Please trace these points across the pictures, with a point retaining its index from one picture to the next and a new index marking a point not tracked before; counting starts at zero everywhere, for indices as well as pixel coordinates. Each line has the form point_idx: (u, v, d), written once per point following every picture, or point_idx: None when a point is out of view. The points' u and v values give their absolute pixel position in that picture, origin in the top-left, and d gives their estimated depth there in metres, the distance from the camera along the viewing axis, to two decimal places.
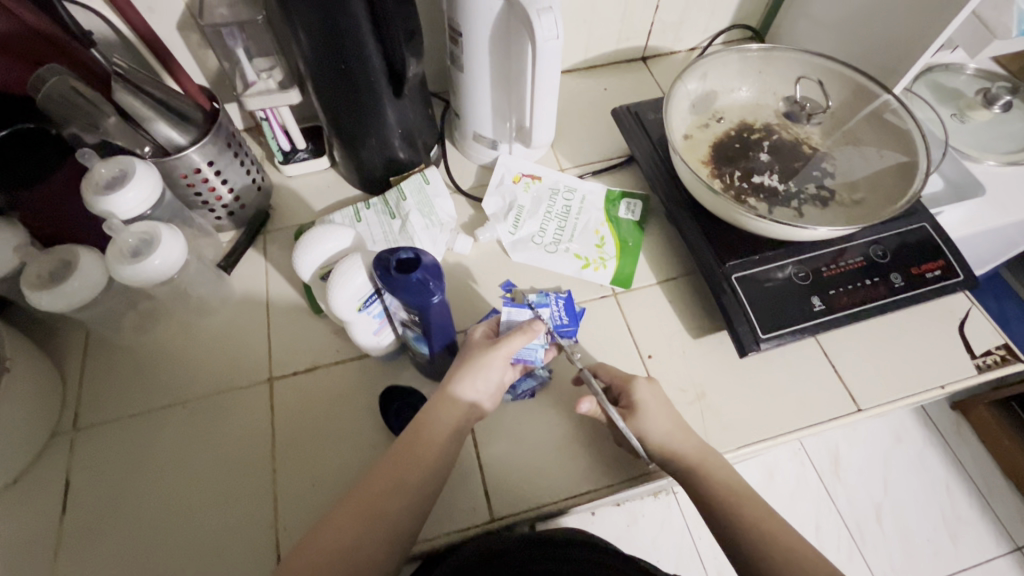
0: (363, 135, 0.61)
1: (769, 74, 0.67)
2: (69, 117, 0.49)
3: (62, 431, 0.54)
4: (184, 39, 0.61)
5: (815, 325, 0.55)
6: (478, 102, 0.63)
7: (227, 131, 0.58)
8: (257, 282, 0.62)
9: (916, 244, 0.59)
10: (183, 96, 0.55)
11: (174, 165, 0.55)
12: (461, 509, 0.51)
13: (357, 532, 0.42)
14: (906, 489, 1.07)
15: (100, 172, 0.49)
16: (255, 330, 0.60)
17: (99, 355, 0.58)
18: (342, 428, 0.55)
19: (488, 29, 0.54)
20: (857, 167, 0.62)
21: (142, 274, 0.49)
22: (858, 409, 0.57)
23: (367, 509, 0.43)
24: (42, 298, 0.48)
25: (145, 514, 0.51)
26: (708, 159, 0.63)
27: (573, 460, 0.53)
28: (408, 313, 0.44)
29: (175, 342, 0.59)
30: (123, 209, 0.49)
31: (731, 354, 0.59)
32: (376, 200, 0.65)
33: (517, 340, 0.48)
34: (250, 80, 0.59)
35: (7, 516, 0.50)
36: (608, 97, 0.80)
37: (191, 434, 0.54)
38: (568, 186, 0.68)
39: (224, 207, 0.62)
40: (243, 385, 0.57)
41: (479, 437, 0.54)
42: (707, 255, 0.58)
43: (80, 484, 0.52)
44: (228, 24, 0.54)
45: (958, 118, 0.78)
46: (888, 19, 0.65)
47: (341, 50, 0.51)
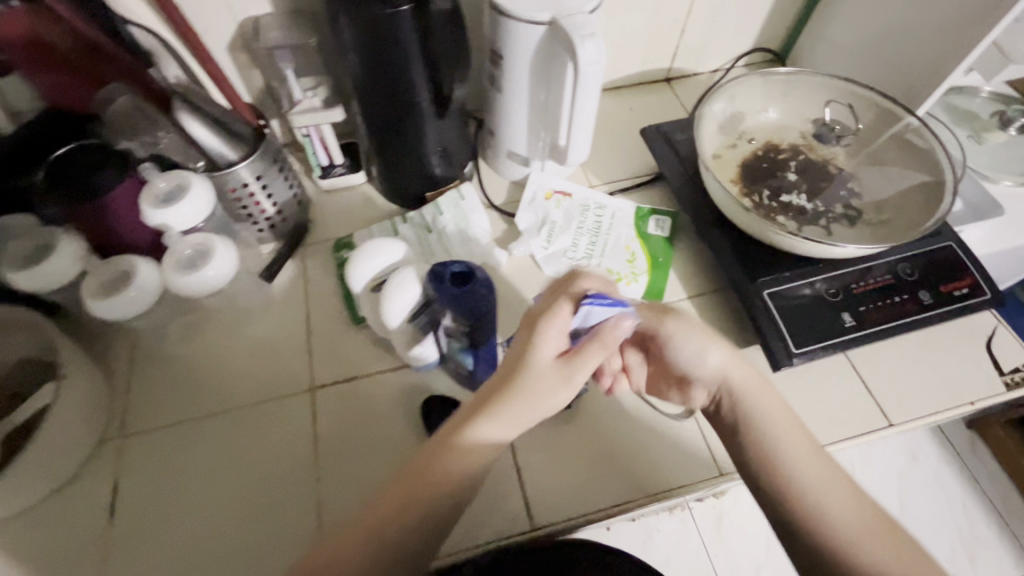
0: (403, 153, 0.63)
1: (795, 97, 0.69)
2: (130, 129, 0.53)
3: (109, 438, 0.55)
4: (233, 59, 0.63)
5: (846, 342, 0.56)
6: (515, 121, 0.65)
7: (273, 148, 0.60)
8: (297, 292, 0.64)
9: (943, 263, 0.60)
10: (235, 115, 0.56)
11: (224, 180, 0.57)
12: (501, 518, 0.53)
13: (388, 529, 0.39)
14: (921, 506, 1.05)
15: (159, 184, 0.52)
16: (295, 340, 0.61)
17: (144, 364, 0.59)
18: (382, 438, 0.56)
19: (529, 52, 0.56)
20: (883, 188, 0.63)
21: (198, 284, 0.51)
22: (890, 424, 0.58)
23: (404, 509, 0.40)
24: (102, 307, 0.49)
25: (190, 520, 0.52)
26: (737, 178, 0.65)
27: (609, 471, 0.55)
28: (458, 324, 0.46)
29: (218, 351, 0.60)
30: (179, 221, 0.51)
31: (763, 368, 0.60)
32: (413, 214, 0.67)
33: (592, 353, 0.43)
34: (296, 99, 0.62)
35: (57, 522, 0.51)
36: (634, 116, 0.82)
37: (236, 440, 0.55)
38: (598, 204, 0.70)
39: (267, 220, 0.64)
40: (285, 394, 0.58)
41: (517, 446, 0.56)
42: (739, 272, 0.60)
43: (127, 491, 0.53)
44: (282, 46, 0.59)
45: (974, 139, 0.79)
46: (909, 45, 0.67)
47: (390, 72, 0.53)
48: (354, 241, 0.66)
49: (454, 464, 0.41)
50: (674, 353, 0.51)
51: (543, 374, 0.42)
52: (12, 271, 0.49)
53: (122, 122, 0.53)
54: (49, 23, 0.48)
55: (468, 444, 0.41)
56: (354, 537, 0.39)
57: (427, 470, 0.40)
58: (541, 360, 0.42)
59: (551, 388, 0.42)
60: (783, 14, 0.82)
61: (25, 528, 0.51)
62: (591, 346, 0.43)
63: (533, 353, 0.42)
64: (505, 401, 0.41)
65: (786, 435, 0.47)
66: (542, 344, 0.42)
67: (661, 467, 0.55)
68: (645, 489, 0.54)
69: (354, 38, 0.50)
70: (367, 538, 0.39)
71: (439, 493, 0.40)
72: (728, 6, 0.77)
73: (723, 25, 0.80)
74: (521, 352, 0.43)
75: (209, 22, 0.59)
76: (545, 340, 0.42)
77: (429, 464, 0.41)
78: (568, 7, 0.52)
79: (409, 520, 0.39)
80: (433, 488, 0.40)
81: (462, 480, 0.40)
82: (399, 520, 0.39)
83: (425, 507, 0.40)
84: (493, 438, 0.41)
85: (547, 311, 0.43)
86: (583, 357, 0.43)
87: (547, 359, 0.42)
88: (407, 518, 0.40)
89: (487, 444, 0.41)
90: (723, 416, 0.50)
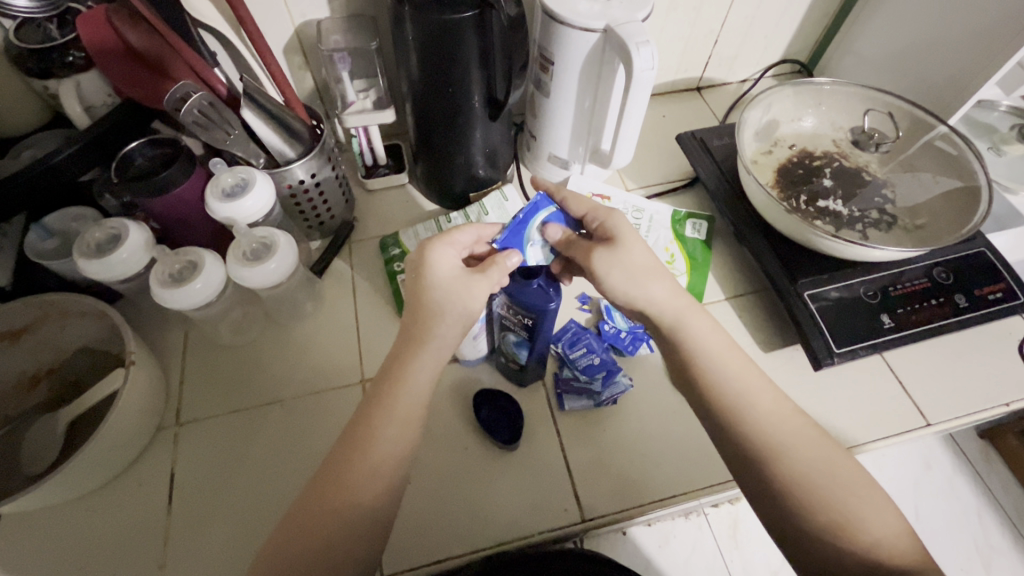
0: (451, 153, 0.64)
1: (828, 106, 0.71)
2: (199, 127, 0.51)
3: (165, 426, 0.56)
4: (288, 61, 0.66)
5: (886, 342, 0.58)
6: (559, 126, 0.67)
7: (328, 146, 0.61)
8: (346, 289, 0.66)
9: (977, 268, 0.62)
10: (292, 113, 0.58)
11: (281, 177, 0.58)
12: (554, 510, 0.53)
13: (352, 493, 0.39)
14: (935, 515, 0.94)
15: (225, 179, 0.53)
16: (345, 335, 0.63)
17: (198, 354, 0.61)
18: (431, 429, 0.57)
19: (581, 58, 0.58)
20: (917, 194, 0.65)
21: (260, 275, 0.51)
22: (927, 423, 0.59)
23: (346, 472, 0.40)
24: (169, 297, 0.49)
25: (246, 506, 0.53)
26: (775, 183, 0.67)
27: (656, 466, 0.56)
28: (519, 315, 0.50)
29: (272, 343, 0.62)
30: (245, 214, 0.53)
31: (801, 367, 0.62)
32: (456, 214, 0.69)
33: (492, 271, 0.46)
34: (349, 100, 0.63)
35: (116, 506, 0.52)
36: (667, 123, 0.84)
37: (290, 428, 0.57)
38: (636, 207, 0.71)
39: (318, 217, 0.66)
40: (338, 385, 0.59)
41: (567, 440, 0.57)
42: (779, 274, 0.61)
43: (184, 477, 0.54)
44: (340, 49, 0.61)
45: (994, 151, 0.82)
46: (936, 57, 0.69)
47: (448, 75, 0.54)
48: (401, 240, 0.68)
49: (384, 417, 0.41)
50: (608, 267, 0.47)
51: (437, 311, 0.44)
52: (81, 258, 0.50)
53: (194, 123, 0.50)
54: (132, 25, 0.50)
55: (386, 396, 0.42)
56: (314, 510, 0.39)
57: (362, 431, 0.41)
58: (431, 299, 0.45)
59: (449, 322, 0.44)
60: (811, 27, 0.84)
61: (85, 512, 0.52)
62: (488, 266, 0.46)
63: (429, 295, 0.45)
64: (416, 347, 0.44)
65: (756, 384, 0.43)
66: (431, 280, 0.45)
67: (707, 462, 0.56)
68: (691, 482, 0.55)
69: (414, 41, 0.52)
70: (322, 502, 0.39)
71: (381, 453, 0.40)
72: (760, 19, 0.80)
73: (753, 37, 0.83)
74: (418, 296, 0.45)
75: (269, 25, 0.61)
76: (431, 280, 0.45)
77: (359, 423, 0.42)
78: (620, 15, 0.54)
79: (360, 483, 0.39)
80: (372, 445, 0.40)
81: (397, 431, 0.41)
82: (354, 487, 0.39)
83: (374, 467, 0.40)
84: (416, 387, 0.43)
85: (419, 258, 0.46)
86: (475, 283, 0.45)
87: (436, 296, 0.45)
88: (359, 480, 0.40)
89: (410, 391, 0.42)
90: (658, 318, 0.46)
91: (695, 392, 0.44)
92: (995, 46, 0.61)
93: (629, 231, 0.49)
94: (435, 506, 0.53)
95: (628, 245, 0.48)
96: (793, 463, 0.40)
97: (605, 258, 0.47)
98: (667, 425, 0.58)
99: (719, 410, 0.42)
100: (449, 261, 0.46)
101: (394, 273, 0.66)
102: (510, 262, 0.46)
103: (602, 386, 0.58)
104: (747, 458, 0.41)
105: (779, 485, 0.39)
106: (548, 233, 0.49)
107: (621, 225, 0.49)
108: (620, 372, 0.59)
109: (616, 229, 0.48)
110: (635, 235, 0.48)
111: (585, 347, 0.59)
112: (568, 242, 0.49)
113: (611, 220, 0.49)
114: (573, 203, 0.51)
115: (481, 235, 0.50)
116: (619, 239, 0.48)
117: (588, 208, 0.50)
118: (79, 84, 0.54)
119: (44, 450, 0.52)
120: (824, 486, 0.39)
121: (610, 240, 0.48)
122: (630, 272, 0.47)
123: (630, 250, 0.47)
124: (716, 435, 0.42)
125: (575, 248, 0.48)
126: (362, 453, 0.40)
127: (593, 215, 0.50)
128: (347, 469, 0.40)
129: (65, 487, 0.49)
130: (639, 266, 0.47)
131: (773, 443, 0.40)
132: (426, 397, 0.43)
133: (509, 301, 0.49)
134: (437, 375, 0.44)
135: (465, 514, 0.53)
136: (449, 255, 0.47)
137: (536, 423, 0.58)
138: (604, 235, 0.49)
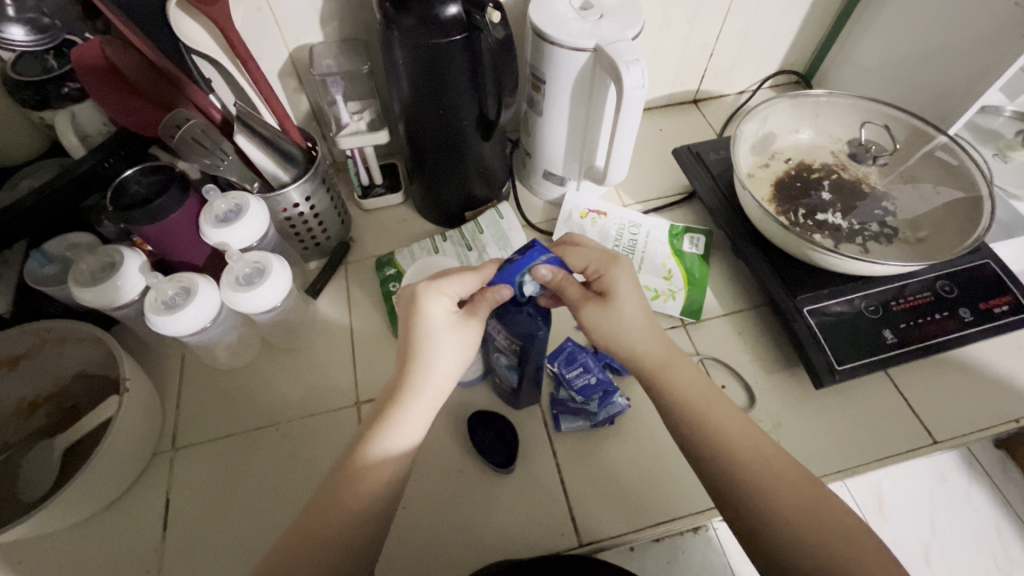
0: (446, 174, 0.65)
1: (826, 118, 0.71)
2: (189, 153, 0.51)
3: (161, 451, 0.57)
4: (284, 85, 0.66)
5: (889, 358, 0.57)
6: (553, 144, 0.67)
7: (323, 169, 0.62)
8: (342, 311, 0.66)
9: (981, 281, 0.61)
10: (286, 136, 0.58)
11: (276, 201, 0.59)
12: (552, 534, 0.52)
13: (338, 531, 0.39)
14: (956, 531, 0.89)
15: (219, 205, 0.54)
16: (342, 358, 0.63)
17: (196, 378, 0.61)
18: (427, 451, 0.57)
19: (572, 77, 0.57)
20: (918, 207, 0.64)
21: (253, 299, 0.51)
22: (934, 441, 0.57)
23: (334, 511, 0.39)
24: (165, 324, 0.49)
25: (240, 532, 0.52)
26: (772, 197, 0.66)
27: (655, 489, 0.55)
28: (510, 341, 0.48)
29: (271, 366, 0.62)
30: (238, 239, 0.53)
31: (803, 383, 0.61)
32: (453, 233, 0.70)
33: (483, 311, 0.44)
34: (344, 121, 0.63)
35: (110, 534, 0.52)
36: (663, 137, 0.84)
37: (285, 454, 0.56)
38: (633, 223, 0.71)
39: (314, 239, 0.66)
40: (332, 409, 0.59)
41: (563, 463, 0.56)
42: (777, 290, 0.61)
43: (179, 505, 0.54)
44: (333, 73, 0.61)
45: (1000, 157, 0.79)
46: (935, 66, 0.68)
47: (439, 97, 0.54)
48: (396, 259, 0.68)
49: (373, 457, 0.41)
50: (595, 326, 0.46)
51: (430, 357, 0.44)
52: (78, 287, 0.50)
53: (187, 149, 0.51)
54: (123, 53, 0.51)
55: (379, 435, 0.42)
56: (299, 547, 0.38)
57: (351, 470, 0.40)
58: (426, 347, 0.44)
59: (442, 369, 0.44)
60: (809, 36, 0.83)
61: (79, 540, 0.52)
62: (480, 306, 0.45)
63: (423, 343, 0.44)
64: (410, 391, 0.43)
65: None
66: (424, 328, 0.44)
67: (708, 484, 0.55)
68: (690, 505, 0.54)
69: (404, 67, 0.52)
70: (310, 537, 0.39)
71: (366, 491, 0.40)
72: (756, 31, 0.80)
73: (749, 49, 0.82)
74: (411, 342, 0.44)
75: (265, 51, 0.62)
76: (424, 327, 0.44)
77: (350, 461, 0.41)
78: (610, 35, 0.54)
79: (347, 521, 0.39)
80: (363, 481, 0.40)
81: (388, 470, 0.41)
82: (342, 526, 0.39)
83: (362, 505, 0.40)
84: (407, 432, 0.42)
85: (411, 304, 0.44)
86: (468, 328, 0.44)
87: (430, 343, 0.44)
88: (345, 517, 0.39)
89: (403, 432, 0.42)
90: (645, 343, 0.46)
91: (689, 417, 0.43)
92: (996, 55, 0.60)
93: (626, 285, 0.47)
94: (430, 532, 0.53)
95: (621, 303, 0.46)
96: (788, 485, 0.39)
97: (594, 314, 0.46)
98: (664, 445, 0.57)
99: (713, 432, 0.42)
100: (444, 308, 0.44)
101: (389, 293, 0.66)
102: (499, 297, 0.44)
103: (599, 407, 0.57)
104: (742, 484, 0.40)
105: (774, 514, 0.38)
106: (537, 274, 0.44)
107: (619, 281, 0.47)
108: (618, 393, 0.58)
109: (612, 286, 0.47)
110: (632, 293, 0.47)
111: (581, 367, 0.58)
112: (560, 285, 0.46)
113: (610, 277, 0.47)
114: (573, 258, 0.48)
115: (481, 277, 0.46)
116: (615, 294, 0.47)
117: (590, 260, 0.48)
118: (74, 115, 0.55)
119: (40, 477, 0.52)
120: (821, 508, 0.38)
121: (604, 296, 0.47)
122: (617, 331, 0.46)
123: (623, 308, 0.46)
124: (709, 461, 0.42)
125: (566, 293, 0.46)
126: (356, 486, 0.40)
127: (594, 266, 0.48)
128: (336, 505, 0.39)
129: (58, 517, 0.49)
130: (632, 322, 0.46)
131: (764, 466, 0.40)
132: (416, 442, 0.43)
133: (501, 328, 0.48)
134: (428, 420, 0.44)
135: (460, 539, 0.52)
136: (446, 304, 0.44)
137: (532, 444, 0.57)
138: (598, 289, 0.47)
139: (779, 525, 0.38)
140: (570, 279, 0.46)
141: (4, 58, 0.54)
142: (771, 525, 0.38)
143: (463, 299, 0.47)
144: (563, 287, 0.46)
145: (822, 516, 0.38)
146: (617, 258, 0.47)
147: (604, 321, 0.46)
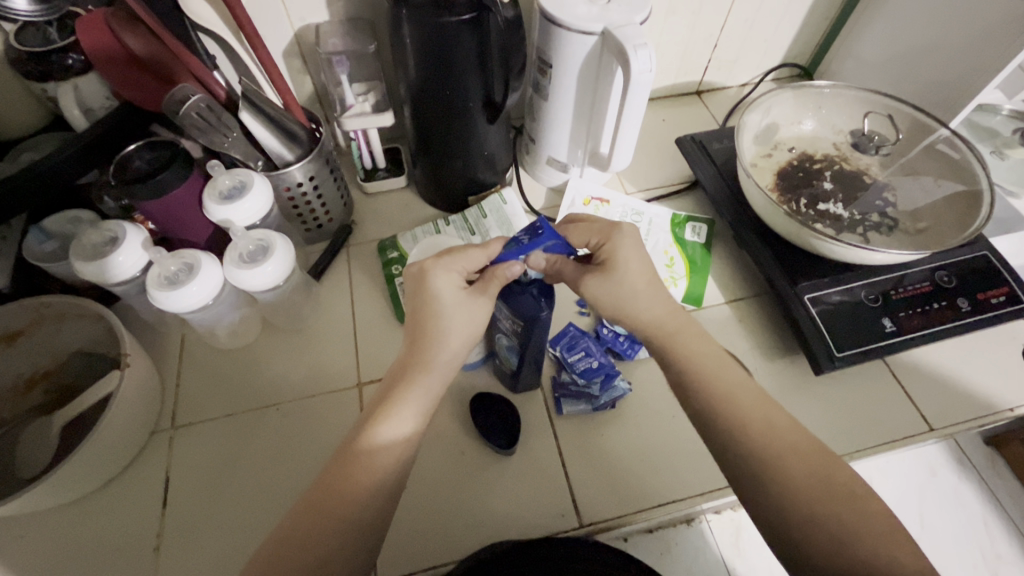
0: (451, 157, 0.64)
1: (829, 109, 0.71)
2: (195, 129, 0.51)
3: (160, 429, 0.56)
4: (288, 65, 0.66)
5: (888, 346, 0.57)
6: (558, 129, 0.67)
7: (327, 150, 0.61)
8: (343, 293, 0.66)
9: (979, 272, 0.61)
10: (290, 115, 0.57)
11: (279, 180, 0.58)
12: (553, 516, 0.53)
13: (345, 507, 0.39)
14: (943, 528, 0.81)
15: (223, 181, 0.54)
16: (344, 340, 0.63)
17: (195, 358, 0.61)
18: (427, 432, 0.57)
19: (580, 61, 0.57)
20: (918, 198, 0.64)
21: (255, 277, 0.51)
22: (930, 428, 0.58)
23: (343, 487, 0.39)
24: (168, 300, 0.49)
25: (241, 512, 0.52)
26: (774, 186, 0.66)
27: (655, 473, 0.55)
28: (514, 322, 0.48)
29: (272, 347, 0.62)
30: (241, 217, 0.53)
31: (802, 371, 0.61)
32: (456, 217, 0.71)
33: (492, 290, 0.45)
34: (349, 103, 0.63)
35: (108, 512, 0.52)
36: (666, 127, 0.84)
37: (286, 434, 0.56)
38: (635, 211, 0.72)
39: (317, 220, 0.66)
40: (333, 390, 0.59)
41: (564, 446, 0.56)
42: (779, 277, 0.61)
43: (179, 484, 0.53)
44: (339, 52, 0.61)
45: (997, 155, 0.79)
46: (937, 60, 0.69)
47: (445, 78, 0.54)
48: (399, 243, 0.68)
49: (381, 434, 0.41)
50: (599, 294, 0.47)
51: (439, 334, 0.44)
52: (79, 262, 0.50)
53: (191, 125, 0.50)
54: (130, 29, 0.50)
55: (387, 411, 0.42)
56: (309, 520, 0.38)
57: (358, 446, 0.41)
58: (435, 324, 0.44)
59: (451, 347, 0.44)
60: (811, 30, 0.84)
61: (76, 518, 0.52)
62: (487, 284, 0.45)
63: (432, 320, 0.44)
64: (419, 368, 0.43)
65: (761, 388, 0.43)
66: (433, 305, 0.44)
67: (708, 468, 0.56)
68: (689, 489, 0.54)
69: (411, 46, 0.52)
70: (317, 512, 0.39)
71: (373, 468, 0.40)
72: (760, 23, 0.80)
73: (752, 42, 0.83)
74: (421, 319, 0.44)
75: (270, 28, 0.61)
76: (433, 305, 0.44)
77: (357, 438, 0.41)
78: (618, 18, 0.54)
79: (356, 497, 0.39)
80: (371, 457, 0.40)
81: (395, 447, 0.41)
82: (350, 502, 0.39)
83: (370, 482, 0.40)
84: (415, 409, 0.42)
85: (420, 282, 0.44)
86: (477, 306, 0.44)
87: (439, 321, 0.44)
88: (353, 492, 0.39)
89: (411, 408, 0.42)
90: (648, 326, 0.46)
91: (692, 398, 0.44)
92: (998, 48, 0.61)
93: (626, 253, 0.48)
94: (431, 513, 0.53)
95: (620, 269, 0.47)
96: (791, 465, 0.39)
97: (597, 285, 0.47)
98: (665, 430, 0.58)
99: (717, 414, 0.42)
100: (453, 285, 0.45)
101: (392, 276, 0.66)
102: (510, 274, 0.44)
103: (600, 390, 0.58)
104: (746, 464, 0.40)
105: (778, 494, 0.39)
106: (532, 262, 0.45)
107: (619, 248, 0.48)
108: (619, 376, 0.58)
109: (613, 255, 0.48)
110: (632, 261, 0.48)
111: (583, 351, 0.59)
112: (555, 268, 0.46)
113: (610, 246, 0.48)
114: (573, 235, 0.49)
115: (488, 254, 0.46)
116: (618, 262, 0.47)
117: (591, 233, 0.49)
118: (77, 88, 0.54)
119: (37, 453, 0.52)
120: (826, 487, 0.38)
121: (605, 264, 0.48)
122: (619, 297, 0.47)
123: (623, 276, 0.47)
124: (713, 441, 0.42)
125: (563, 274, 0.47)
126: (363, 462, 0.40)
127: (595, 238, 0.49)
128: (344, 481, 0.39)
129: (57, 493, 0.48)
130: (635, 289, 0.47)
131: (768, 447, 0.40)
132: (424, 419, 0.43)
133: (504, 308, 0.48)
134: (436, 398, 0.44)
135: (460, 520, 0.52)
136: (453, 280, 0.45)
137: (534, 427, 0.57)
138: (600, 259, 0.48)
139: (782, 505, 0.38)
140: (567, 262, 0.46)
141: (7, 29, 0.54)
142: (774, 505, 0.38)
143: (472, 277, 0.47)
144: (559, 267, 0.46)
145: (826, 497, 0.38)
146: (617, 227, 0.49)
147: (610, 295, 0.47)
